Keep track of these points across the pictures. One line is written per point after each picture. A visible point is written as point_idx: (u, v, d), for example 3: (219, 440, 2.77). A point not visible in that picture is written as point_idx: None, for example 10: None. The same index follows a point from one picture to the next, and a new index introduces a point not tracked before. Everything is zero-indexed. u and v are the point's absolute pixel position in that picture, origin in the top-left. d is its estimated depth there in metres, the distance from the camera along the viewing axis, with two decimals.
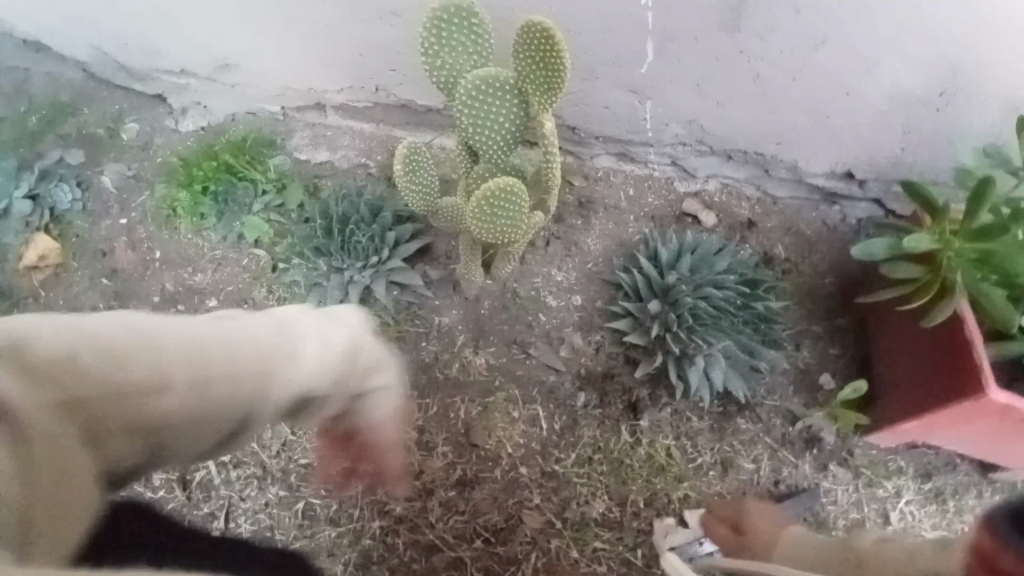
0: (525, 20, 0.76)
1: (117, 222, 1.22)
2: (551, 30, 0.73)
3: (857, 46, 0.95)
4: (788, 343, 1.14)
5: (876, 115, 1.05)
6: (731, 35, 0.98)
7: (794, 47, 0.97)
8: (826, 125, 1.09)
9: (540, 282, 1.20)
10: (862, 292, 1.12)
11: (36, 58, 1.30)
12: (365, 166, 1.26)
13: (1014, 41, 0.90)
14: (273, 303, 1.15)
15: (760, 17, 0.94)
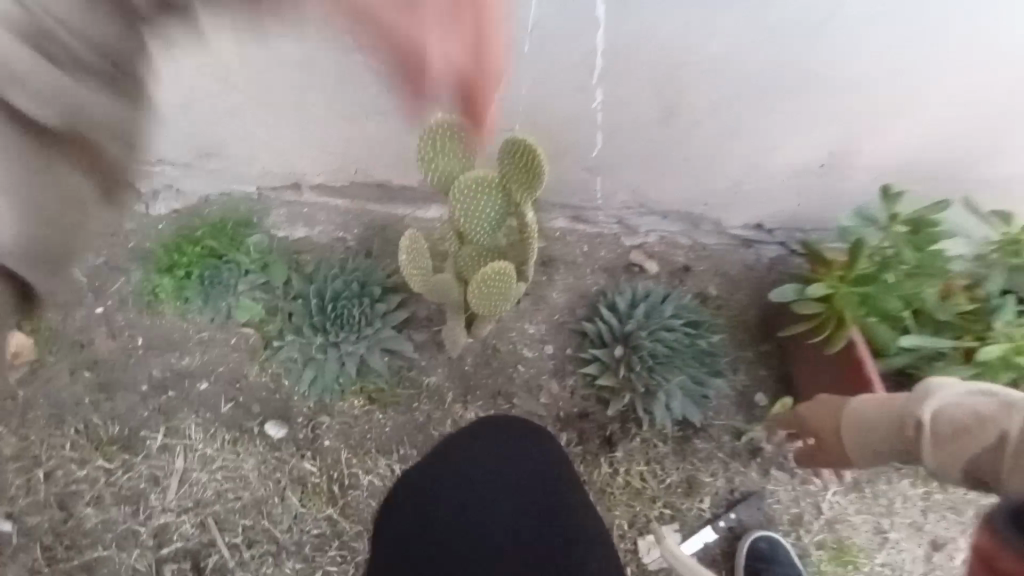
0: (512, 136, 0.91)
1: (94, 312, 1.22)
2: (536, 150, 0.89)
3: (759, 137, 1.20)
4: (728, 370, 1.36)
5: (780, 182, 1.30)
6: (663, 127, 1.19)
7: (711, 137, 1.21)
8: (742, 190, 1.33)
9: (516, 336, 1.34)
10: (782, 323, 1.35)
11: None
12: (344, 241, 1.34)
13: (870, 131, 1.18)
14: (267, 379, 1.20)
15: (685, 116, 1.16)
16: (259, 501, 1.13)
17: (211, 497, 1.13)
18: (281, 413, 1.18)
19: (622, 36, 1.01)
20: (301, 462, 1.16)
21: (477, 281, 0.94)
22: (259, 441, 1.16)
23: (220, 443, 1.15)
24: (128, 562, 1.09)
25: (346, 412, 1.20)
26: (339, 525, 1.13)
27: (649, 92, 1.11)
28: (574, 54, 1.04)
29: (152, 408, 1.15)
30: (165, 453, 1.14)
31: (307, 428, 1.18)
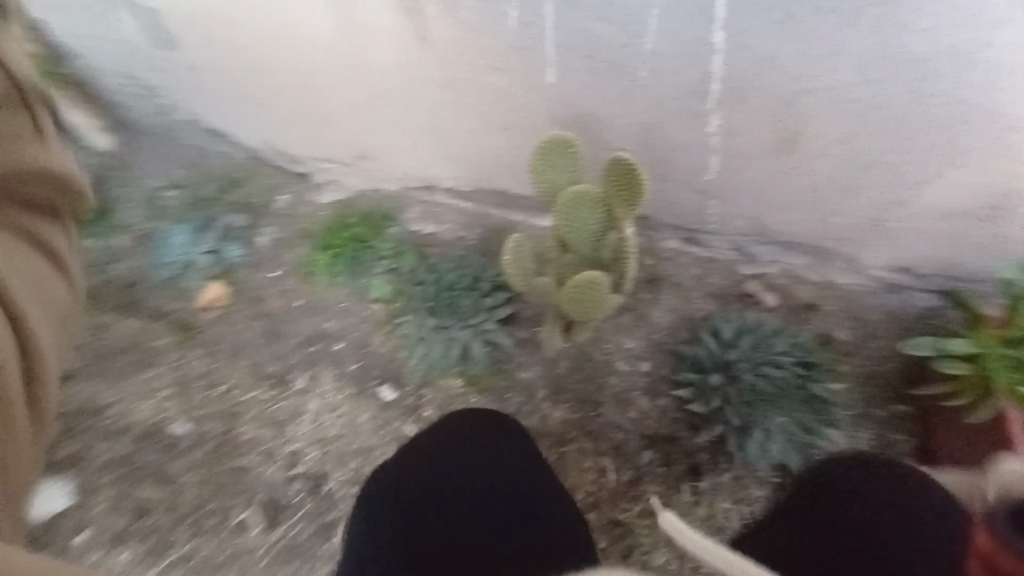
0: (613, 155, 0.98)
1: (269, 275, 1.48)
2: (637, 166, 0.95)
3: (909, 172, 1.09)
4: (848, 424, 1.22)
5: (933, 226, 1.17)
6: (791, 153, 1.14)
7: (847, 169, 1.13)
8: (885, 229, 1.21)
9: (612, 348, 1.37)
10: (920, 385, 1.20)
11: (208, 137, 1.57)
12: (465, 239, 1.50)
13: None
14: (387, 349, 1.39)
15: (814, 144, 1.10)
16: (367, 450, 1.28)
17: (333, 436, 1.30)
18: (393, 381, 1.35)
19: (746, 57, 1.00)
20: (404, 425, 1.31)
21: (567, 289, 1.02)
22: (371, 401, 1.34)
23: (342, 397, 1.35)
24: (263, 474, 1.27)
25: (447, 390, 1.34)
26: None
27: (774, 116, 1.08)
28: (695, 75, 1.05)
29: (298, 358, 1.40)
30: (302, 395, 1.35)
31: (412, 398, 1.33)
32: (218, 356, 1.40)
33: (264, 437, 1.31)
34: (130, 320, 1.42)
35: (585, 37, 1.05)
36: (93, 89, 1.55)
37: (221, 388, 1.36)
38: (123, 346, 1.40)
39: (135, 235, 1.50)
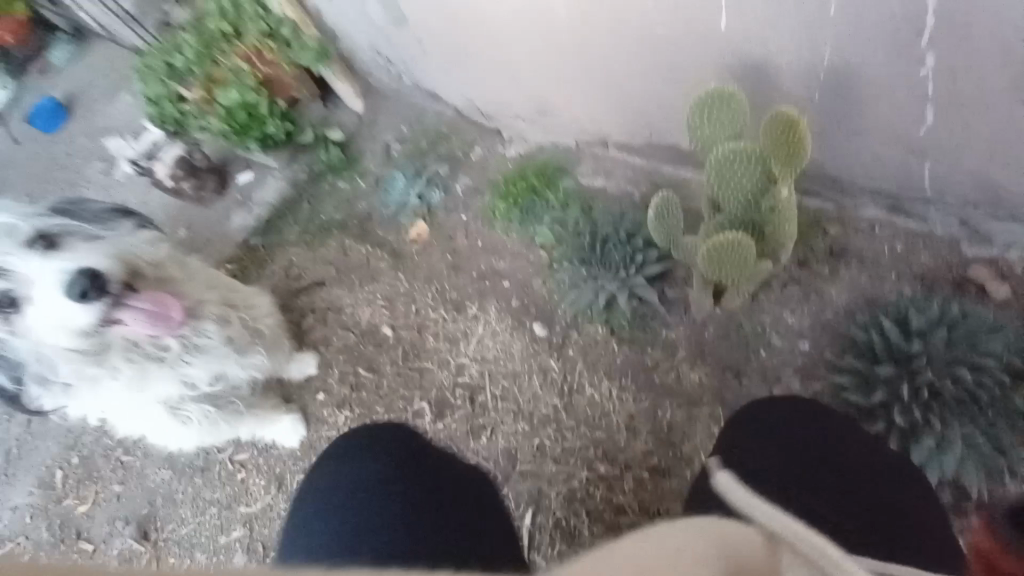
0: (775, 109, 0.92)
1: (460, 218, 1.72)
2: (801, 122, 0.89)
3: None
4: None
5: None
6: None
7: None
8: None
9: (769, 321, 1.29)
10: None
11: (424, 96, 1.84)
12: (632, 194, 1.57)
13: None
14: (545, 291, 1.56)
15: None
16: (518, 374, 1.49)
17: (492, 357, 1.53)
18: (547, 320, 1.51)
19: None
20: (550, 359, 1.47)
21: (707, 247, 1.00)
22: (527, 335, 1.52)
23: (503, 327, 1.55)
24: (440, 378, 1.56)
25: (591, 335, 1.45)
26: (560, 417, 1.42)
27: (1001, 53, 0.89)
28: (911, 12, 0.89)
29: (472, 288, 1.63)
30: (472, 321, 1.59)
31: (560, 338, 1.48)
32: (415, 280, 1.69)
33: (441, 348, 1.59)
34: (357, 243, 1.77)
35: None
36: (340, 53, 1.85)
37: (413, 305, 1.66)
38: (355, 266, 1.75)
39: (367, 177, 1.83)
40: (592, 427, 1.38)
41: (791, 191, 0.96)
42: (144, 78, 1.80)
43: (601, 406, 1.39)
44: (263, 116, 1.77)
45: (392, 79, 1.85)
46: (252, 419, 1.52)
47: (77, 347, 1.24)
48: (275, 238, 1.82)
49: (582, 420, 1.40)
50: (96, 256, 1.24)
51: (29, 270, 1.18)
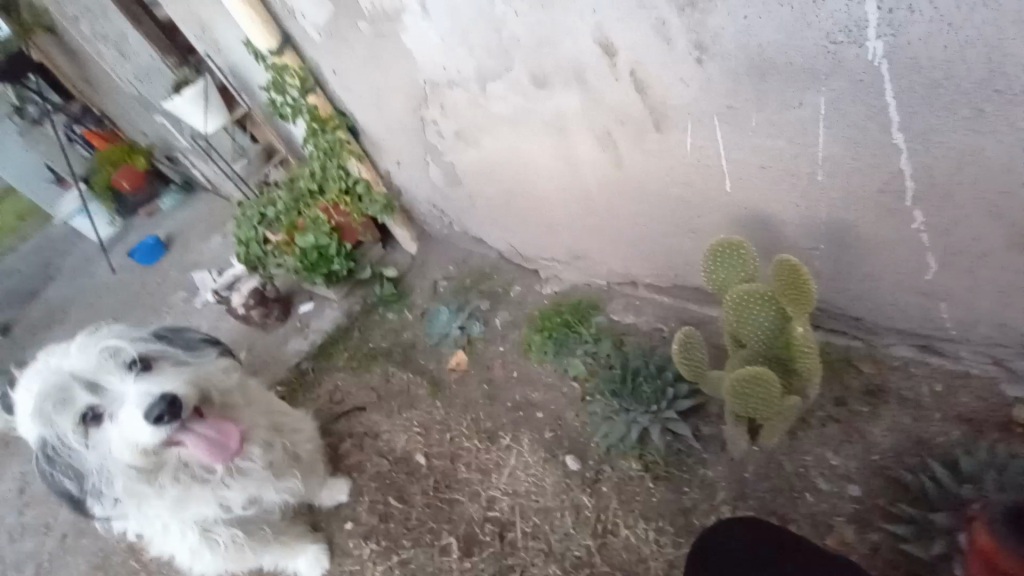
0: (777, 257, 0.98)
1: (498, 349, 1.84)
2: (801, 269, 0.95)
3: None
4: None
5: None
6: None
7: None
8: None
9: (812, 462, 1.25)
10: None
11: (469, 240, 2.09)
12: (663, 330, 1.66)
13: None
14: (578, 423, 1.57)
15: None
16: (548, 510, 1.44)
17: (523, 491, 1.50)
18: (579, 453, 1.50)
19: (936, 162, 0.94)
20: (583, 495, 1.43)
21: (730, 381, 1.04)
22: (559, 467, 1.50)
23: (535, 458, 1.55)
24: (470, 512, 1.52)
25: (625, 470, 1.42)
26: (594, 561, 1.33)
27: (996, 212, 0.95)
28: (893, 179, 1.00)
29: (506, 418, 1.67)
30: (506, 451, 1.60)
31: (592, 473, 1.45)
32: (451, 408, 1.75)
33: (472, 479, 1.58)
34: (400, 371, 1.88)
35: (758, 151, 1.09)
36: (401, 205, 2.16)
37: (448, 434, 1.69)
38: (397, 392, 1.83)
39: (416, 311, 2.03)
40: (628, 574, 1.29)
41: (806, 334, 0.99)
42: (240, 223, 2.08)
43: (637, 550, 1.31)
44: (331, 257, 2.01)
45: (442, 226, 2.12)
46: (277, 548, 1.51)
47: (139, 465, 1.23)
48: (327, 364, 1.97)
49: (617, 566, 1.31)
50: (176, 381, 1.26)
51: (126, 391, 1.22)
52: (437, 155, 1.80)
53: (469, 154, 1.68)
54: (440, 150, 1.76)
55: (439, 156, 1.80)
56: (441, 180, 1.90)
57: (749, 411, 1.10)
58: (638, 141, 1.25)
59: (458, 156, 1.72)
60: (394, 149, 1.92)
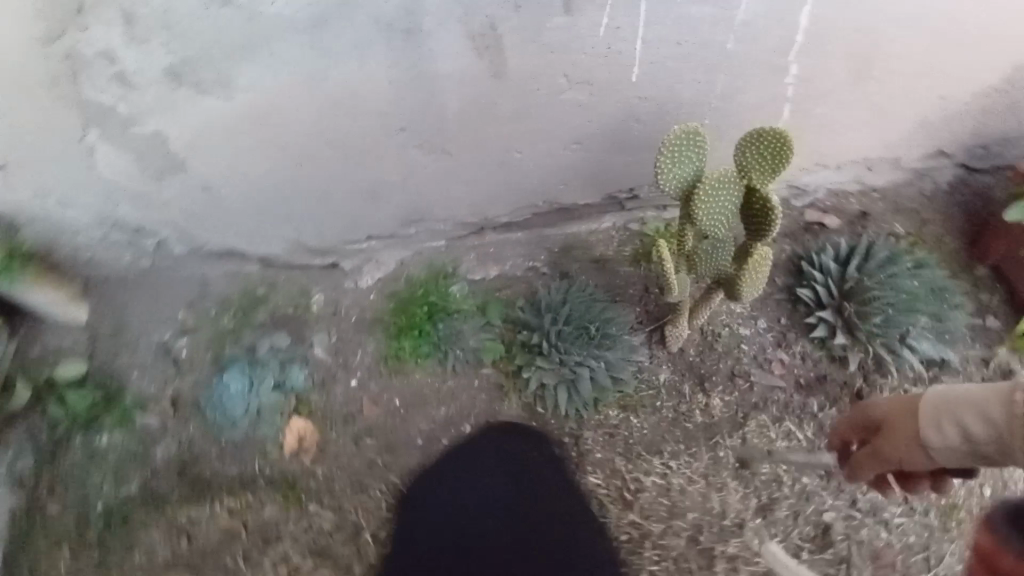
0: (757, 127, 0.96)
1: (350, 385, 1.36)
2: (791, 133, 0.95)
3: (941, 88, 1.29)
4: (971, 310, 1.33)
5: (951, 118, 1.37)
6: (863, 83, 1.23)
7: (906, 79, 1.24)
8: (927, 124, 1.37)
9: (727, 318, 1.34)
10: (987, 245, 1.41)
11: (212, 261, 1.46)
12: (536, 268, 1.46)
13: None
14: (520, 411, 1.28)
15: (881, 68, 1.20)
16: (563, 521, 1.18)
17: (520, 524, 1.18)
18: (546, 438, 1.25)
19: (774, 31, 1.08)
20: (586, 477, 1.22)
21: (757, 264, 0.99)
22: (540, 468, 1.22)
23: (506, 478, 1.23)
24: None
25: (603, 424, 1.25)
26: (646, 528, 1.17)
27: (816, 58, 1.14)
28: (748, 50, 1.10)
29: (432, 459, 1.26)
30: (462, 495, 1.21)
31: (574, 450, 1.24)
32: (339, 499, 1.24)
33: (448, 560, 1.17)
34: (222, 501, 1.26)
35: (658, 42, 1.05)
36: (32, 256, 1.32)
37: (367, 531, 1.21)
38: (223, 535, 1.23)
39: (161, 404, 1.38)
40: (680, 514, 1.17)
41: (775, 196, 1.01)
42: None
43: (666, 486, 1.20)
44: None
45: (139, 257, 1.41)
46: None
47: None
48: (71, 560, 1.23)
49: (667, 516, 1.17)
50: None
51: None
52: (118, 123, 1.08)
53: (206, 105, 1.07)
54: (125, 115, 1.06)
55: (125, 129, 1.09)
56: (137, 170, 1.18)
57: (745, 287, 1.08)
58: (531, 40, 1.01)
59: (179, 119, 1.08)
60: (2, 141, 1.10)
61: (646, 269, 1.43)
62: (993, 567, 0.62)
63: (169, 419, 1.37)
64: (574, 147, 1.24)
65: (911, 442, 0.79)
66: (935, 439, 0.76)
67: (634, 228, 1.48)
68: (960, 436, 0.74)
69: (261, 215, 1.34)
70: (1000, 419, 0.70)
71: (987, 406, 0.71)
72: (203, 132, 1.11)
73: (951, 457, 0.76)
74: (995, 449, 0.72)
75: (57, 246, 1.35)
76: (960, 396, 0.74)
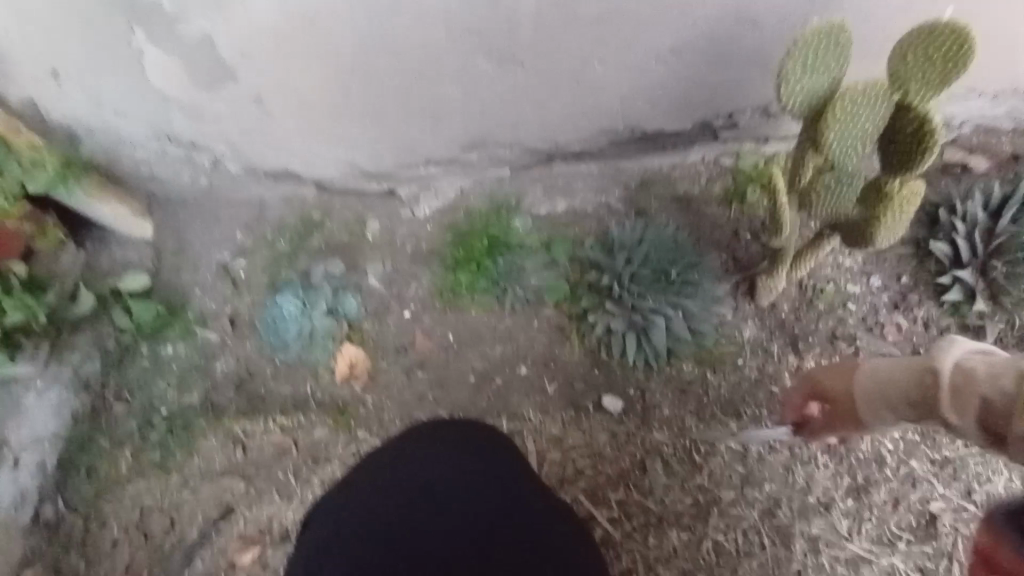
0: (919, 25, 0.78)
1: (403, 316, 1.30)
2: (971, 29, 0.75)
3: None
4: None
5: None
6: None
7: None
8: None
9: (832, 271, 1.15)
10: None
11: (270, 184, 1.41)
12: (609, 205, 1.31)
13: None
14: (582, 356, 1.17)
15: None
16: (620, 475, 1.09)
17: (574, 475, 1.09)
18: (609, 388, 1.13)
19: None
20: (650, 433, 1.10)
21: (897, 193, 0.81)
22: (600, 419, 1.12)
23: (561, 425, 1.13)
24: None
25: (677, 379, 1.12)
26: (715, 494, 1.05)
27: None
28: None
29: (485, 400, 1.18)
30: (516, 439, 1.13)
31: (639, 403, 1.12)
32: (390, 430, 1.21)
33: None
34: (275, 419, 1.26)
35: None
36: (94, 167, 1.33)
37: None
38: (278, 453, 1.24)
39: (218, 321, 1.37)
40: (756, 484, 1.04)
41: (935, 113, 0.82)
42: None
43: (740, 451, 1.07)
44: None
45: (198, 175, 1.38)
46: None
47: None
48: (132, 461, 1.26)
49: (741, 483, 1.05)
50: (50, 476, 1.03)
51: None
52: (166, 23, 1.03)
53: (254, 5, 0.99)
54: (170, 14, 1.01)
55: (171, 30, 1.04)
56: (187, 78, 1.13)
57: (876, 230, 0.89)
58: None
59: (228, 20, 1.01)
60: (49, 49, 1.10)
61: (737, 211, 1.25)
62: (991, 567, 0.53)
63: (224, 336, 1.36)
64: (666, 58, 1.07)
65: (852, 415, 0.84)
66: (872, 412, 0.78)
67: (726, 163, 1.29)
68: (887, 408, 0.76)
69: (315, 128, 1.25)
70: (914, 391, 0.71)
71: (899, 378, 0.73)
72: (253, 37, 1.04)
73: (879, 417, 0.78)
74: (944, 419, 0.68)
75: (121, 158, 1.33)
76: (888, 371, 0.76)
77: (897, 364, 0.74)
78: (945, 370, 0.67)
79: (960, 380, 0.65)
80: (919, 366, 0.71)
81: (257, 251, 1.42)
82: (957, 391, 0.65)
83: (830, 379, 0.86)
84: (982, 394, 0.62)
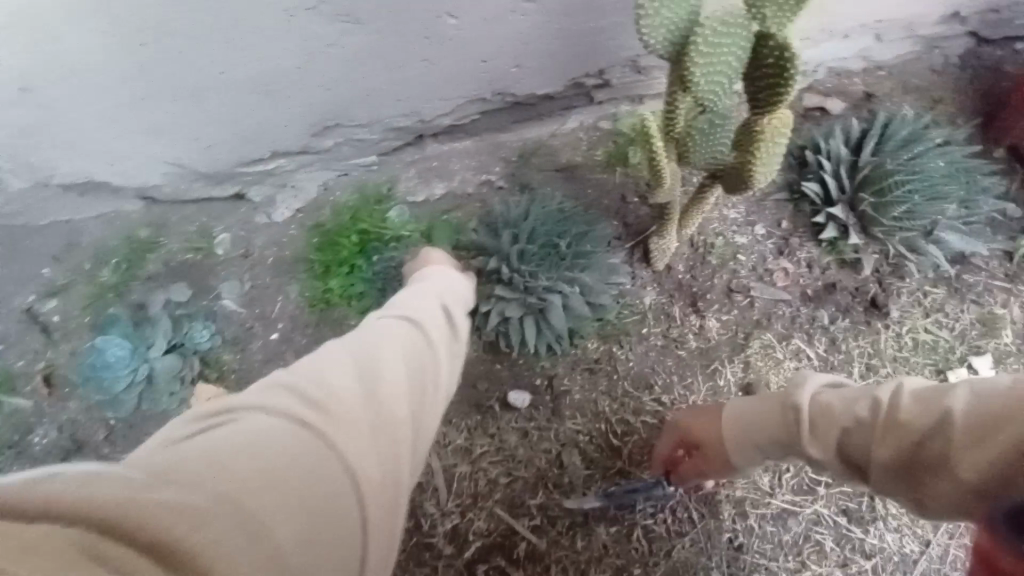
0: None
1: (271, 339, 1.11)
2: None
3: None
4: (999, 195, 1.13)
5: None
6: None
7: None
8: None
9: (720, 226, 1.13)
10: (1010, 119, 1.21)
11: (76, 202, 1.14)
12: (490, 182, 1.20)
13: None
14: (481, 352, 1.04)
15: None
16: (539, 478, 0.98)
17: (488, 488, 0.98)
18: (514, 382, 1.03)
19: None
20: (564, 424, 1.01)
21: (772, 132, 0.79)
22: (509, 419, 1.01)
23: (467, 433, 1.00)
24: None
25: (584, 360, 1.04)
26: (639, 477, 0.98)
27: None
28: None
29: None
30: None
31: (548, 393, 1.02)
32: None
33: (402, 537, 0.95)
34: None
35: None
36: None
37: None
38: None
39: (29, 381, 1.09)
40: None
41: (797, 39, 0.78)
42: None
43: (658, 426, 1.00)
44: None
45: None
46: None
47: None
48: None
49: None
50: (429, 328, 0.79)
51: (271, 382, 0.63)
52: None
53: None
54: None
55: None
56: None
57: (756, 171, 0.85)
58: None
59: None
60: None
61: (623, 175, 1.18)
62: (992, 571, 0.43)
63: (40, 401, 1.08)
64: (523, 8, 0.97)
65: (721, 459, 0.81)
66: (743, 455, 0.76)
67: (605, 126, 1.22)
68: (756, 449, 0.75)
69: (117, 123, 1.01)
70: (779, 426, 0.71)
71: (766, 412, 0.72)
72: None
73: (743, 460, 0.77)
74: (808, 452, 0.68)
75: None
76: (746, 411, 0.75)
77: (752, 403, 0.75)
78: (806, 406, 0.68)
79: (819, 414, 0.67)
80: (781, 406, 0.71)
81: (73, 287, 1.13)
82: (816, 424, 0.67)
83: (700, 421, 0.86)
84: (842, 427, 0.64)
